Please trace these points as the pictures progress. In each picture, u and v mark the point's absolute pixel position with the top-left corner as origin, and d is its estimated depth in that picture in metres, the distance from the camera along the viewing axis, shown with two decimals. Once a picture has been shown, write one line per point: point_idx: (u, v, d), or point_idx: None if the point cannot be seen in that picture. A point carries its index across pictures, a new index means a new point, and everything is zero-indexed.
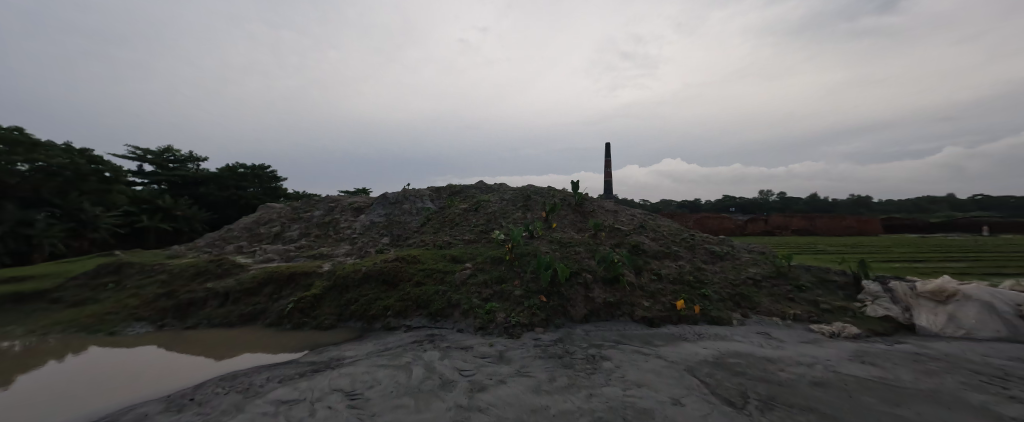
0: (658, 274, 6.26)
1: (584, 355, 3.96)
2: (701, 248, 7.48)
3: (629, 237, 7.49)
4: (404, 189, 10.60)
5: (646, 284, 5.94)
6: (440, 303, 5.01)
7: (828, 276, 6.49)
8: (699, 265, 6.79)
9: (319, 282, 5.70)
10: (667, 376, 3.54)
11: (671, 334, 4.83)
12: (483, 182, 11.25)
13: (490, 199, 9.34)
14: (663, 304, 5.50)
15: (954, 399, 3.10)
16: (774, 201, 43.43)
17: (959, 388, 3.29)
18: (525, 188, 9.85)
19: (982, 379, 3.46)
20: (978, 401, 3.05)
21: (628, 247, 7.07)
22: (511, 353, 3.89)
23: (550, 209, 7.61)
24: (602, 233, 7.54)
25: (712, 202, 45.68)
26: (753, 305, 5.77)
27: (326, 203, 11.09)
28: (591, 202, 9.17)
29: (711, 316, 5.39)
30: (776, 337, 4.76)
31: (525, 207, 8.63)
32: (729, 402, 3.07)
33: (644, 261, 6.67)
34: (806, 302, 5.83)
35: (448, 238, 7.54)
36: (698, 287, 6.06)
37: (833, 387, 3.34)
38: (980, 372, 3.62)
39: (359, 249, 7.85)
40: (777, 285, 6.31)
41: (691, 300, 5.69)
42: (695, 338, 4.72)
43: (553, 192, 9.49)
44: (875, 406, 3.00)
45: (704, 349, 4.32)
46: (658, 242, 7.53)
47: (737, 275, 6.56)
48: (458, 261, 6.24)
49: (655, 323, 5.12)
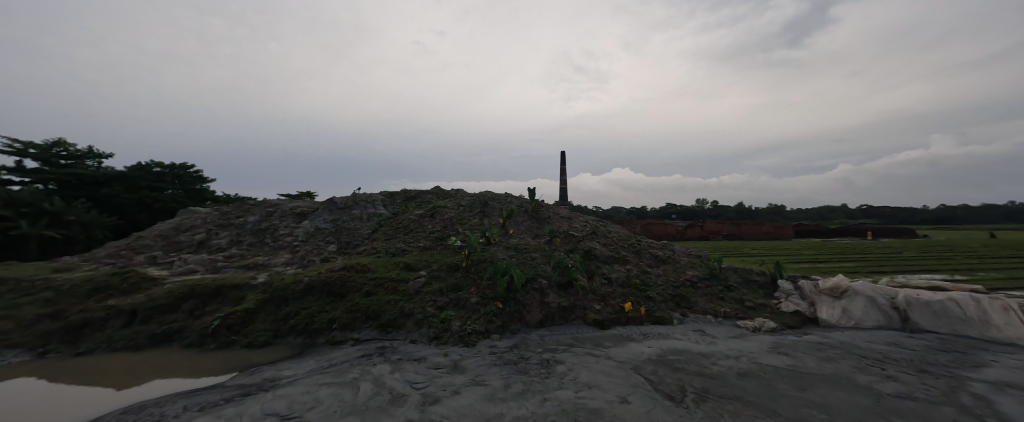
0: (608, 278, 6.58)
1: (538, 360, 4.02)
2: (646, 253, 8.00)
3: (582, 243, 7.78)
4: (354, 194, 10.03)
5: (597, 288, 6.20)
6: (391, 313, 4.79)
7: (752, 276, 7.28)
8: (645, 268, 7.25)
9: (252, 296, 5.16)
10: (616, 376, 3.71)
11: (620, 335, 5.09)
12: (438, 188, 11.01)
13: (446, 204, 9.18)
14: (613, 307, 5.78)
15: (847, 381, 3.63)
16: (708, 208, 47.85)
17: (851, 371, 3.86)
18: (482, 194, 9.83)
19: (867, 362, 4.09)
20: (864, 381, 3.61)
21: (581, 253, 7.35)
22: (465, 362, 3.83)
23: (507, 215, 7.68)
24: (557, 239, 7.76)
25: (655, 210, 49.10)
26: (691, 305, 6.27)
27: (263, 207, 10.13)
28: (547, 208, 9.40)
29: (655, 316, 5.77)
30: (710, 334, 5.22)
31: (482, 213, 8.61)
32: (670, 396, 3.30)
33: (596, 265, 6.97)
34: (734, 300, 6.48)
35: (402, 244, 7.26)
36: (643, 289, 6.46)
37: (755, 377, 3.74)
38: (866, 357, 4.28)
39: (301, 257, 7.26)
40: (711, 285, 6.93)
41: (638, 301, 6.04)
42: (641, 338, 5.01)
43: (510, 198, 9.58)
44: (788, 391, 3.41)
45: (649, 348, 4.61)
46: (608, 248, 7.90)
47: (678, 277, 7.10)
48: (412, 269, 6.03)
49: (605, 325, 5.36)
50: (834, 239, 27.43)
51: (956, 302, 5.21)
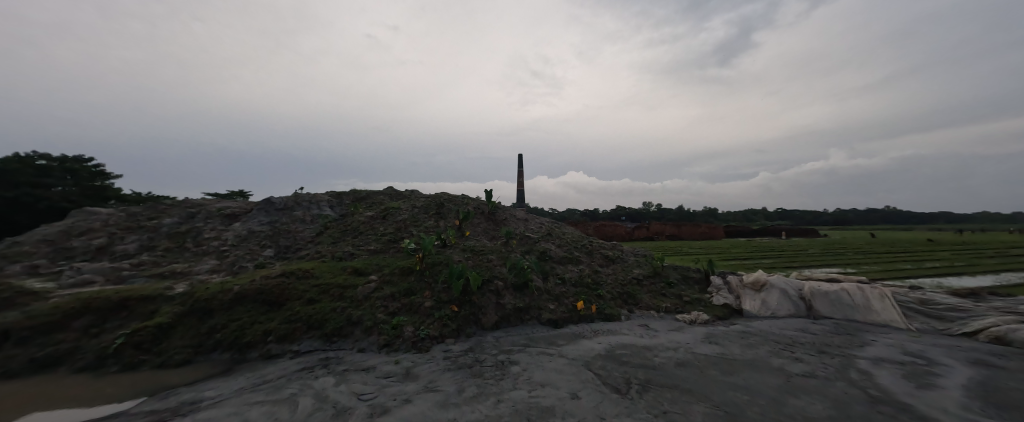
0: (562, 278, 6.77)
1: (493, 362, 4.02)
2: (597, 253, 8.37)
3: (537, 244, 7.92)
4: (295, 194, 9.27)
5: (552, 288, 6.36)
6: (336, 322, 4.49)
7: (689, 273, 7.93)
8: (596, 268, 7.57)
9: (169, 309, 4.54)
10: (568, 373, 3.83)
11: (572, 333, 5.26)
12: (391, 188, 10.57)
13: (400, 206, 8.84)
14: (566, 306, 5.96)
15: (766, 364, 4.09)
16: (653, 211, 51.29)
17: (769, 355, 4.36)
18: (438, 195, 9.62)
19: (782, 347, 4.65)
20: (779, 363, 4.11)
21: (536, 254, 7.48)
22: (418, 368, 3.71)
23: (464, 217, 7.59)
24: (513, 240, 7.82)
25: (606, 212, 51.57)
26: (637, 301, 6.68)
27: (184, 208, 8.97)
28: (504, 210, 9.45)
29: (605, 313, 6.05)
30: (653, 328, 5.60)
31: (438, 215, 8.42)
32: (618, 389, 3.47)
33: (550, 266, 7.14)
34: (674, 296, 7.01)
35: (350, 248, 6.85)
36: (594, 288, 6.74)
37: (692, 366, 4.08)
38: (781, 342, 4.86)
39: (231, 264, 6.54)
40: (655, 282, 7.44)
41: (589, 300, 6.29)
42: (591, 334, 5.22)
43: (466, 200, 9.48)
44: (719, 377, 3.77)
45: (599, 344, 4.82)
46: (563, 249, 8.14)
47: (626, 276, 7.51)
48: (361, 273, 5.71)
49: (559, 324, 5.51)
50: (757, 239, 30.86)
51: (847, 292, 6.14)
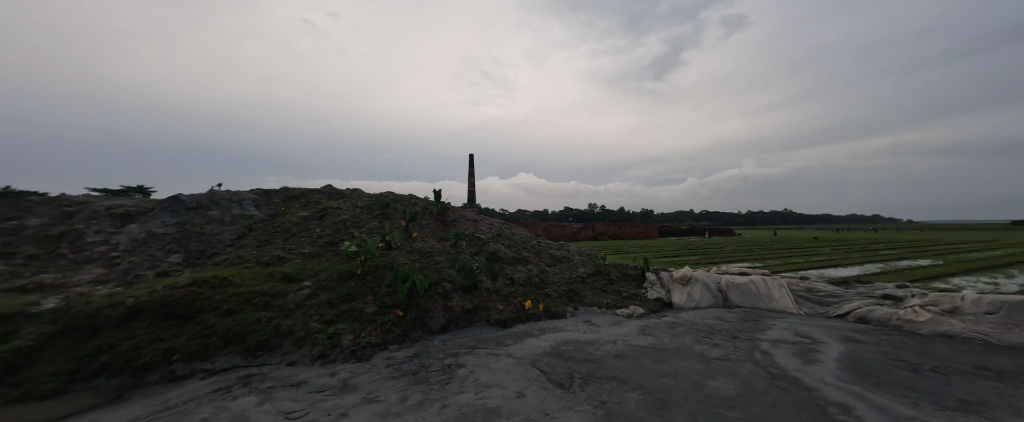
0: (511, 278, 6.84)
1: (439, 366, 3.92)
2: (545, 253, 8.60)
3: (487, 245, 7.91)
4: (213, 191, 8.18)
5: (500, 288, 6.40)
6: (262, 334, 4.05)
7: (628, 270, 8.50)
8: (544, 268, 7.77)
9: (35, 329, 3.72)
10: (515, 373, 3.88)
11: (520, 332, 5.34)
12: (329, 187, 9.81)
13: (339, 205, 8.24)
14: (514, 305, 6.03)
15: (691, 351, 4.53)
16: (598, 212, 54.12)
17: (694, 343, 4.84)
18: (383, 194, 9.14)
19: (705, 335, 5.19)
20: (702, 350, 4.58)
21: (486, 255, 7.47)
22: (357, 379, 3.49)
23: (411, 217, 7.32)
24: (462, 241, 7.72)
25: (554, 214, 53.09)
26: (581, 298, 6.99)
27: (61, 206, 7.43)
28: (453, 211, 9.29)
29: (551, 311, 6.24)
30: (596, 323, 5.89)
31: (382, 215, 8.00)
32: (561, 384, 3.60)
33: (499, 266, 7.17)
34: (615, 292, 7.46)
35: (280, 252, 6.22)
36: (542, 287, 6.91)
37: (628, 357, 4.37)
38: (704, 330, 5.42)
39: (126, 272, 5.56)
40: (598, 280, 7.85)
41: (537, 299, 6.44)
42: (538, 333, 5.35)
43: (414, 200, 9.15)
44: (651, 365, 4.09)
45: (545, 342, 4.95)
46: (512, 249, 8.23)
47: (571, 274, 7.82)
48: (293, 279, 5.22)
49: (507, 324, 5.56)
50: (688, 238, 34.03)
51: (755, 283, 7.04)
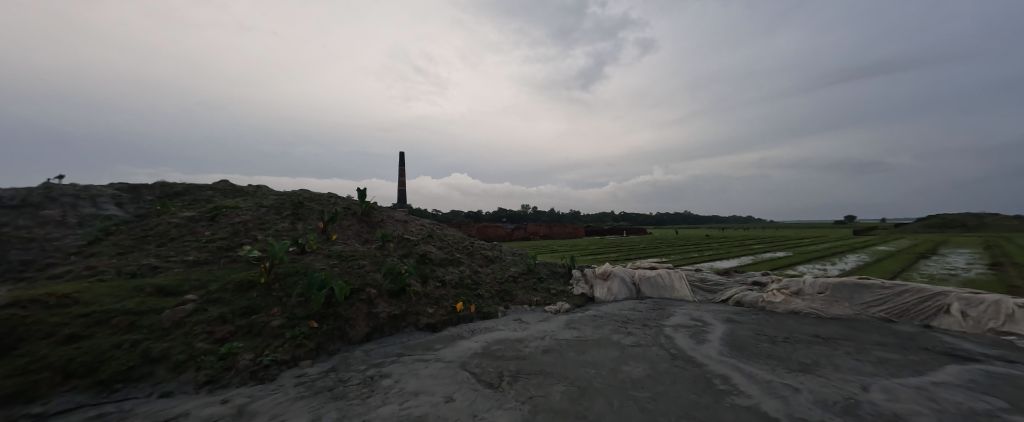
0: (442, 280, 6.66)
1: (360, 379, 3.63)
2: (478, 253, 8.56)
3: (416, 247, 7.59)
4: (51, 186, 6.39)
5: (431, 291, 6.19)
6: (125, 362, 3.28)
7: (556, 268, 8.92)
8: (476, 268, 7.73)
9: None
10: (443, 377, 3.77)
11: (450, 335, 5.23)
12: (225, 183, 8.41)
13: (239, 205, 7.13)
14: (445, 308, 5.88)
15: (611, 341, 4.92)
16: (529, 213, 55.74)
17: (612, 333, 5.27)
18: (295, 193, 8.15)
19: (622, 325, 5.68)
20: (619, 339, 5.00)
21: (415, 257, 7.16)
22: (258, 403, 3.05)
23: (329, 218, 6.66)
24: (389, 243, 7.27)
25: (488, 214, 53.32)
26: (512, 297, 7.12)
27: None
28: (379, 211, 8.71)
29: (483, 312, 6.23)
30: (526, 321, 6.06)
31: (294, 216, 7.13)
32: (491, 385, 3.60)
33: (430, 269, 6.93)
34: (544, 290, 7.76)
35: (154, 260, 5.13)
36: (474, 288, 6.87)
37: (555, 351, 4.58)
38: (621, 321, 5.94)
39: None
40: (528, 278, 8.08)
41: (468, 300, 6.37)
42: (469, 334, 5.30)
43: (333, 199, 8.34)
44: (575, 357, 4.35)
45: (475, 343, 4.91)
46: (443, 250, 8.02)
47: (503, 274, 7.92)
48: (172, 293, 4.35)
49: (437, 328, 5.39)
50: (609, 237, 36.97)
51: (663, 276, 7.95)
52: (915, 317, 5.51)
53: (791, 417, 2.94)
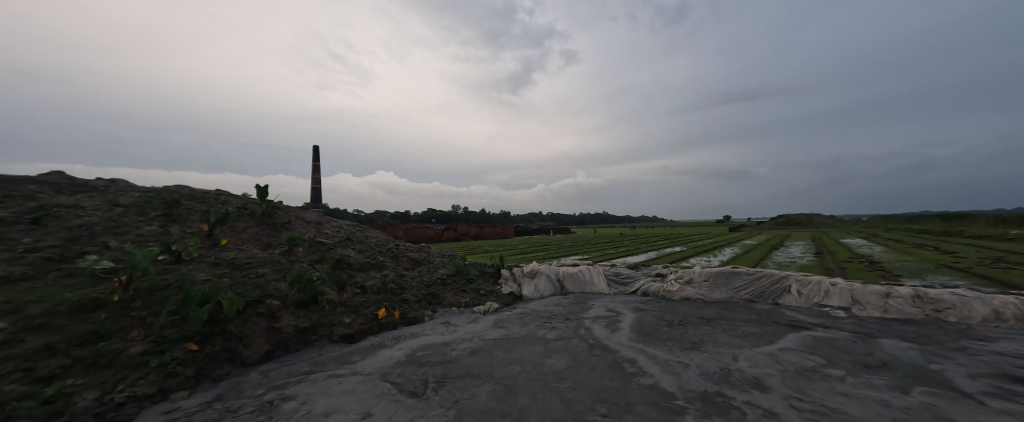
0: (362, 286, 6.14)
1: (257, 405, 3.14)
2: (403, 256, 8.11)
3: (332, 251, 6.88)
4: None
5: (349, 299, 5.66)
6: None
7: (486, 269, 8.92)
8: (401, 272, 7.31)
9: None
10: (361, 392, 3.47)
11: (371, 344, 4.85)
12: (62, 174, 6.54)
13: (83, 203, 5.60)
14: (365, 316, 5.44)
15: (537, 337, 5.09)
16: (459, 214, 54.92)
17: (538, 329, 5.45)
18: (169, 189, 6.72)
19: (548, 321, 5.92)
20: (545, 334, 5.20)
21: (330, 262, 6.48)
22: None
23: (218, 219, 5.63)
24: (297, 247, 6.46)
25: (416, 215, 51.13)
26: (440, 300, 6.90)
27: None
28: (285, 212, 7.68)
29: (408, 317, 5.92)
30: (454, 323, 5.93)
31: (168, 217, 5.87)
32: (414, 393, 3.43)
33: (348, 274, 6.34)
34: (473, 290, 7.69)
35: None
36: (398, 293, 6.48)
37: (483, 352, 4.56)
38: (547, 317, 6.19)
39: None
40: (457, 280, 7.92)
41: (392, 306, 5.99)
42: (392, 342, 4.98)
43: (224, 197, 7.10)
44: (502, 356, 4.39)
45: (399, 351, 4.63)
46: (364, 254, 7.41)
47: (431, 277, 7.63)
48: None
49: (355, 338, 4.96)
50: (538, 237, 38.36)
51: (584, 272, 8.51)
52: (767, 297, 6.80)
53: (684, 389, 3.38)
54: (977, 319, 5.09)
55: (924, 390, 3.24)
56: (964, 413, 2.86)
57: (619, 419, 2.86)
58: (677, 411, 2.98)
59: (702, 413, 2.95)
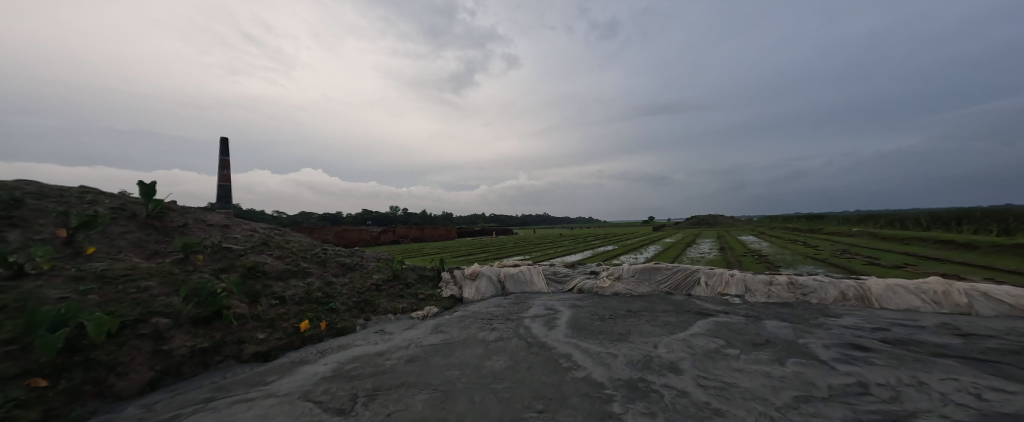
0: (280, 296, 5.50)
1: None
2: (332, 262, 7.46)
3: (243, 259, 6.05)
4: None
5: (263, 313, 5.03)
6: None
7: (424, 272, 8.62)
8: (328, 279, 6.71)
9: None
10: (276, 416, 3.10)
11: (291, 361, 4.36)
12: None
13: None
14: (284, 330, 4.88)
15: (477, 339, 5.05)
16: (398, 215, 52.39)
17: (478, 332, 5.42)
18: (8, 184, 5.29)
19: (488, 323, 5.91)
20: (485, 336, 5.18)
21: (241, 271, 5.69)
22: None
23: (83, 223, 4.59)
24: (197, 255, 5.55)
25: (349, 216, 47.55)
26: (373, 307, 6.49)
27: None
28: (180, 214, 6.55)
29: (336, 328, 5.45)
30: (388, 331, 5.62)
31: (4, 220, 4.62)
32: (341, 411, 3.16)
33: (263, 284, 5.63)
34: (410, 295, 7.37)
35: None
36: (325, 302, 5.94)
37: (419, 359, 4.38)
38: (487, 318, 6.18)
39: None
40: (393, 285, 7.52)
41: (317, 317, 5.47)
42: (317, 357, 4.54)
43: (93, 196, 5.81)
44: (439, 361, 4.27)
45: (324, 366, 4.24)
46: (284, 261, 6.65)
47: (363, 283, 7.14)
48: None
49: (271, 356, 4.42)
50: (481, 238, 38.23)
51: (524, 272, 8.68)
52: (682, 289, 7.64)
53: (612, 379, 3.63)
54: (831, 300, 6.29)
55: (797, 361, 3.91)
56: (822, 377, 3.51)
57: (554, 414, 2.96)
58: (606, 399, 3.19)
59: (627, 399, 3.19)
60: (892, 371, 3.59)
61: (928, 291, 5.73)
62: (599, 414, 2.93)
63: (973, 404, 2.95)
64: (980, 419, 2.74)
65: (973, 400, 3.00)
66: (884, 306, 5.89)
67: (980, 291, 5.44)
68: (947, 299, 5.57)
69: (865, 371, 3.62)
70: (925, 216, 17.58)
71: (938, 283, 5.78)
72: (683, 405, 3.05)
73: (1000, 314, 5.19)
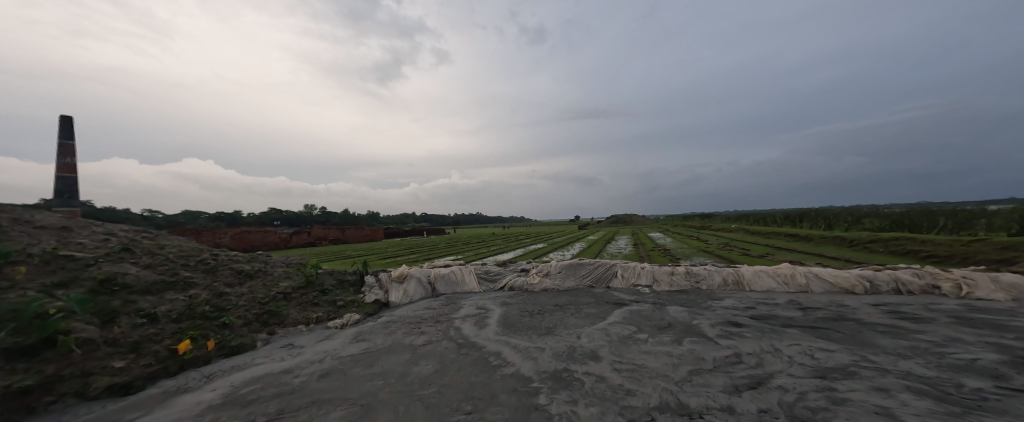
0: (150, 314, 4.49)
1: None
2: (225, 269, 6.36)
3: (92, 270, 4.79)
4: None
5: (123, 336, 4.04)
6: None
7: (344, 277, 7.86)
8: (220, 290, 5.70)
9: None
10: None
11: (164, 391, 3.59)
12: None
13: None
14: (154, 355, 3.99)
15: (403, 345, 4.78)
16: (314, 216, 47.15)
17: (404, 337, 5.14)
18: None
19: (415, 326, 5.65)
20: (412, 341, 4.93)
21: (90, 285, 4.50)
22: None
23: None
24: (16, 266, 4.23)
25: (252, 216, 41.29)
26: (280, 320, 5.71)
27: None
28: None
29: (229, 347, 4.65)
30: (298, 344, 5.00)
31: None
32: None
33: (123, 300, 4.53)
34: (327, 302, 6.66)
35: None
36: (214, 317, 5.03)
37: (335, 372, 3.97)
38: (414, 322, 5.90)
39: None
40: (306, 293, 6.73)
41: (202, 336, 4.60)
42: (202, 383, 3.80)
43: None
44: (359, 372, 3.94)
45: (211, 392, 3.58)
46: (156, 270, 5.46)
47: (267, 292, 6.23)
48: None
49: (134, 388, 3.58)
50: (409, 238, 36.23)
51: (455, 272, 8.49)
52: (602, 282, 8.26)
53: (539, 372, 3.75)
54: (716, 285, 7.44)
55: (691, 340, 4.52)
56: (709, 352, 4.11)
57: (481, 413, 2.95)
58: (533, 392, 3.28)
59: (552, 390, 3.33)
60: (758, 342, 4.37)
61: (782, 274, 7.13)
62: (525, 408, 3.00)
63: (809, 362, 3.74)
64: (813, 373, 3.49)
65: (810, 359, 3.81)
66: (753, 288, 7.16)
67: (814, 273, 6.95)
68: (794, 280, 6.99)
69: (740, 343, 4.34)
70: (780, 214, 21.94)
71: (788, 267, 7.22)
72: (600, 390, 3.30)
73: (827, 291, 6.69)
